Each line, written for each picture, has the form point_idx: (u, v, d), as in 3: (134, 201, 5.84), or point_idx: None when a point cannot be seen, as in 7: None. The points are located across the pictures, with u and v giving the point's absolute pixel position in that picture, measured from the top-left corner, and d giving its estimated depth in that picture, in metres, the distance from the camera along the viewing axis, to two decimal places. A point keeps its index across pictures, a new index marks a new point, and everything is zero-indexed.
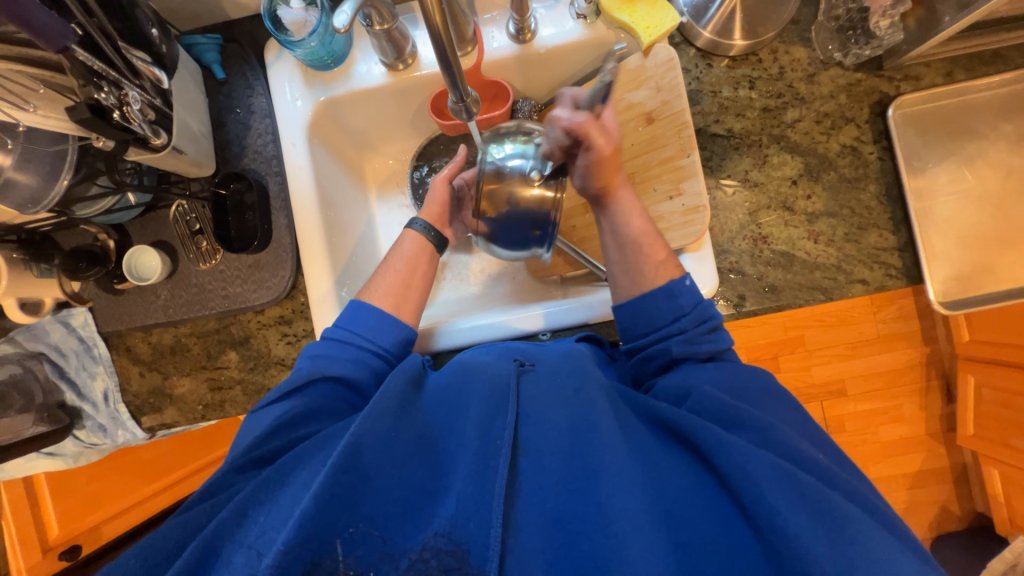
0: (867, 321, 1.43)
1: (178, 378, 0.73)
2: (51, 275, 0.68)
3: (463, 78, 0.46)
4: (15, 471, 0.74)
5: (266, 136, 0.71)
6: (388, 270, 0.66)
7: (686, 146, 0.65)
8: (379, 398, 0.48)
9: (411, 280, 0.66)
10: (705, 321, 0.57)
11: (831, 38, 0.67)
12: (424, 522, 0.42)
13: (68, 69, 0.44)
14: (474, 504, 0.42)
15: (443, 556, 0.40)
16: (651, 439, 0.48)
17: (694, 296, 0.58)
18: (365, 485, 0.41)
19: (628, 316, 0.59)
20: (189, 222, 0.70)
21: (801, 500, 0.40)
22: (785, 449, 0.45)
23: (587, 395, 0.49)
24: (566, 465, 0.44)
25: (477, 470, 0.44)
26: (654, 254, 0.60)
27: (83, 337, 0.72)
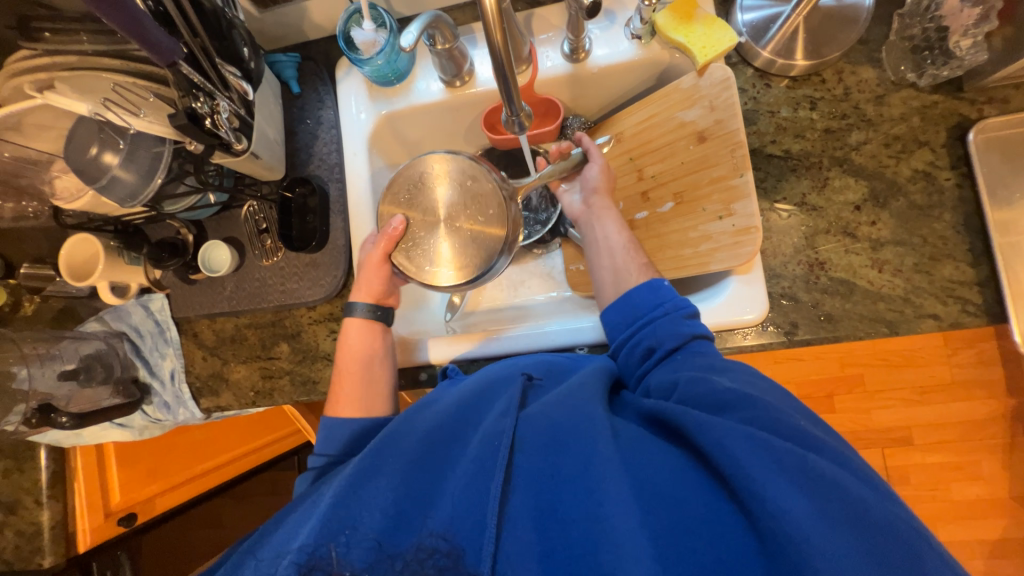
0: (940, 364, 1.32)
1: (235, 364, 0.78)
2: (138, 263, 0.76)
3: (519, 93, 0.48)
4: (90, 439, 0.82)
5: (330, 145, 0.77)
6: (343, 375, 0.65)
7: (739, 165, 0.63)
8: (393, 424, 0.54)
9: (365, 373, 0.65)
10: (683, 309, 0.59)
11: (904, 58, 0.64)
12: (423, 522, 0.46)
13: (173, 81, 0.51)
14: (469, 505, 0.46)
15: (438, 556, 0.44)
16: (642, 430, 0.50)
17: (672, 291, 0.61)
18: (375, 486, 0.48)
19: (617, 313, 0.61)
20: (257, 222, 0.76)
21: (783, 471, 0.40)
22: (775, 425, 0.44)
23: (580, 394, 0.52)
24: (550, 452, 0.47)
25: (478, 474, 0.47)
26: (635, 257, 0.65)
27: (159, 320, 0.79)
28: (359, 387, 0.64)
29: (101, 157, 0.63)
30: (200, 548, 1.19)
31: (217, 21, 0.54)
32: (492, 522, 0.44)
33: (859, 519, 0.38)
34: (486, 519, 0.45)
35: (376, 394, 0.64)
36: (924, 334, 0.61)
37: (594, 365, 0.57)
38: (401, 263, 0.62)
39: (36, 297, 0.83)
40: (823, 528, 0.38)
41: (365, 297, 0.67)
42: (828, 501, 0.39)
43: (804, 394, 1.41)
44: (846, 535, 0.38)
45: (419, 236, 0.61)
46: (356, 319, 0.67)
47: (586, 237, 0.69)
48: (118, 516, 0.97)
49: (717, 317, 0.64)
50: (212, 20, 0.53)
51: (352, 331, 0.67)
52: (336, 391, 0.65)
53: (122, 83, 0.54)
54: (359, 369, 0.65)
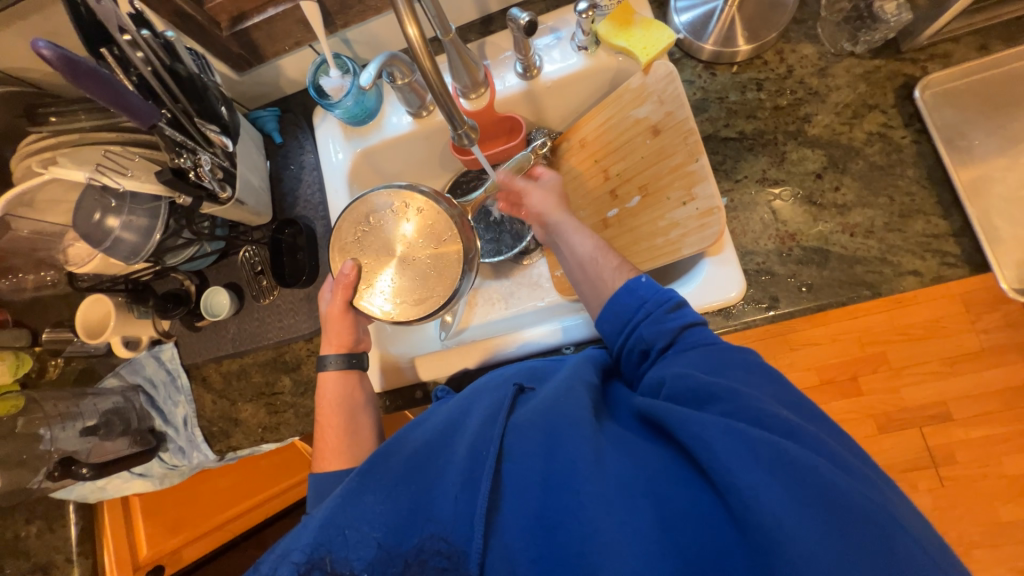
0: (967, 332, 1.27)
1: (242, 404, 0.81)
2: (147, 317, 0.82)
3: (457, 110, 0.55)
4: (114, 492, 0.86)
5: (314, 186, 0.82)
6: (322, 429, 0.66)
7: (694, 150, 0.65)
8: (390, 441, 0.55)
9: (342, 420, 0.65)
10: (666, 301, 0.57)
11: (839, 31, 0.66)
12: (421, 526, 0.48)
13: (160, 143, 0.57)
14: (461, 517, 0.47)
15: (439, 554, 0.47)
16: (630, 432, 0.50)
17: (653, 286, 0.59)
18: (367, 502, 0.50)
19: (606, 320, 0.61)
20: (253, 265, 0.81)
21: (761, 459, 0.40)
22: (759, 416, 0.44)
23: (571, 395, 0.52)
24: (535, 456, 0.47)
25: (466, 485, 0.48)
26: (609, 262, 0.65)
27: (170, 369, 0.84)
28: (339, 434, 0.64)
29: (105, 222, 0.69)
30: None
31: (194, 85, 0.60)
32: (480, 535, 0.45)
33: (841, 508, 0.38)
34: (474, 531, 0.46)
35: (356, 440, 0.65)
36: (908, 292, 0.61)
37: (582, 364, 0.58)
38: (367, 312, 0.66)
39: (60, 360, 0.88)
40: (800, 515, 0.37)
41: (335, 346, 0.69)
42: (813, 493, 0.38)
43: (826, 378, 1.37)
44: (830, 524, 0.37)
45: (377, 277, 0.66)
46: (327, 373, 0.68)
47: (561, 255, 0.71)
48: (145, 570, 1.00)
49: (697, 302, 0.65)
50: (190, 85, 0.59)
51: (323, 385, 0.68)
52: (318, 445, 0.65)
53: (114, 151, 0.60)
54: (338, 416, 0.65)
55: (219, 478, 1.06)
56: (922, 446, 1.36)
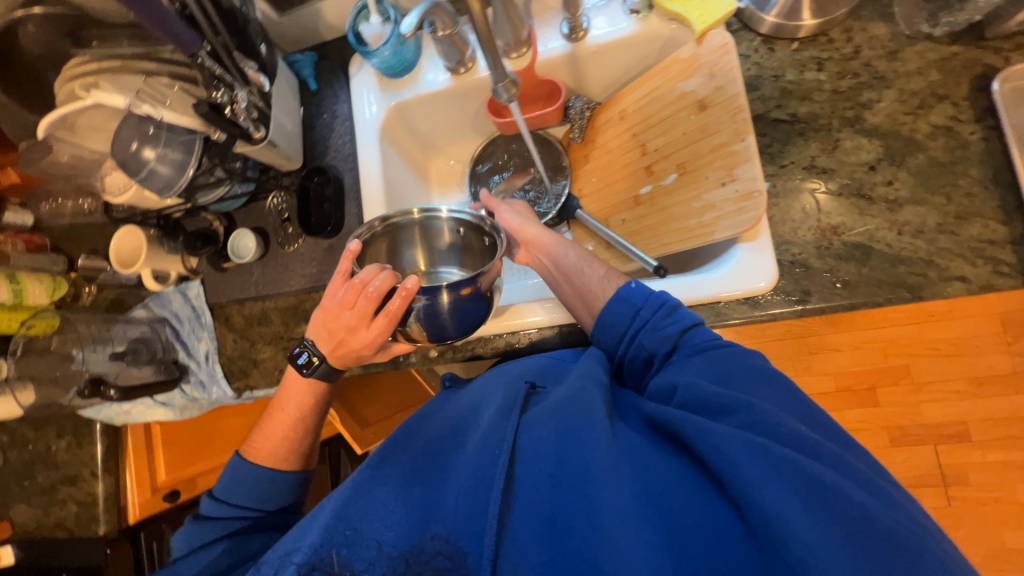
0: (999, 353, 1.28)
1: (261, 346, 0.84)
2: (176, 253, 0.83)
3: (500, 59, 0.54)
4: (138, 417, 0.90)
5: (345, 136, 0.81)
6: (271, 418, 0.66)
7: (741, 129, 0.62)
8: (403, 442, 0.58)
9: (292, 418, 0.65)
10: (662, 306, 0.58)
11: (918, 10, 0.61)
12: (424, 527, 0.49)
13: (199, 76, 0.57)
14: (470, 517, 0.48)
15: (442, 557, 0.47)
16: (640, 439, 0.50)
17: (645, 292, 0.60)
18: (376, 496, 0.52)
19: (602, 332, 0.62)
20: (280, 212, 0.81)
21: (779, 474, 0.39)
22: (776, 430, 0.43)
23: (581, 400, 0.52)
24: (546, 461, 0.48)
25: (477, 485, 0.49)
26: (595, 270, 0.67)
27: (195, 306, 0.86)
28: (281, 430, 0.65)
29: (141, 152, 0.69)
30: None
31: (235, 19, 0.59)
32: (489, 536, 0.45)
33: (860, 526, 0.37)
34: (483, 533, 0.46)
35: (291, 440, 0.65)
36: (952, 299, 0.57)
37: (589, 364, 0.59)
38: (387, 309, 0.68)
39: (93, 288, 0.92)
40: (820, 533, 0.36)
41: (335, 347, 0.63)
42: (832, 510, 0.37)
43: (842, 387, 1.34)
44: (851, 542, 0.36)
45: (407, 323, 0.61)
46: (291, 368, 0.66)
47: (545, 269, 0.73)
48: (163, 493, 1.04)
49: (724, 288, 0.63)
50: (231, 19, 0.59)
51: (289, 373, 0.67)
52: (263, 435, 0.65)
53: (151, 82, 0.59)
54: (297, 416, 0.65)
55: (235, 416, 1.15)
56: (934, 464, 1.32)
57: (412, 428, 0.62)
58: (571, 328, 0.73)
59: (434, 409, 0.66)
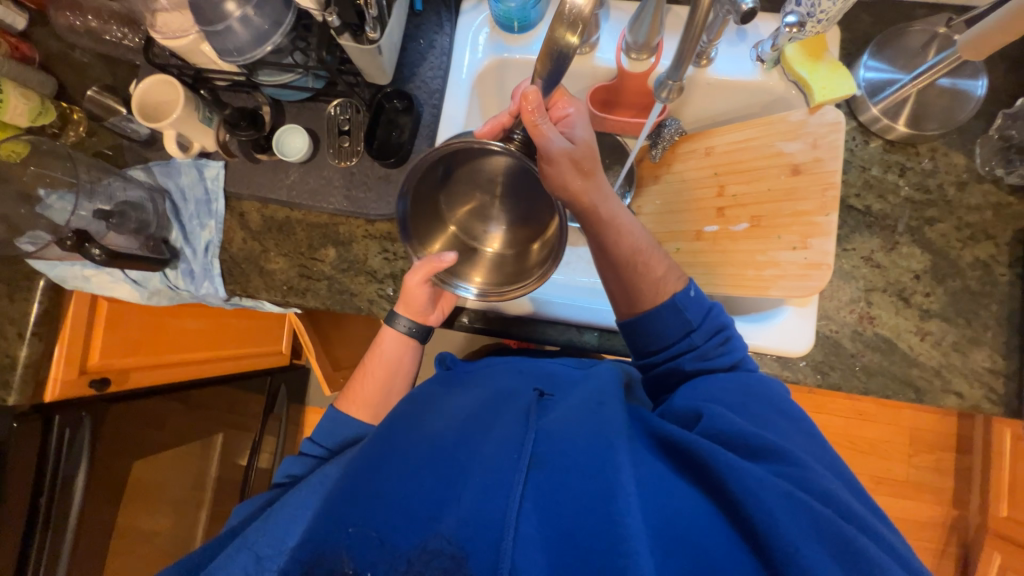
0: (901, 461, 1.54)
1: (274, 255, 0.76)
2: (208, 124, 0.73)
3: (684, 67, 0.61)
4: (97, 288, 0.79)
5: (436, 71, 0.77)
6: (364, 372, 0.73)
7: (827, 205, 0.66)
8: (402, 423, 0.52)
9: (394, 383, 0.73)
10: (717, 333, 0.59)
11: (995, 155, 0.68)
12: (424, 525, 0.42)
13: None
14: (478, 516, 0.41)
15: (443, 558, 0.40)
16: (661, 462, 0.48)
17: (702, 308, 0.60)
18: (373, 482, 0.46)
19: (641, 336, 0.61)
20: (340, 122, 0.76)
21: (815, 531, 0.40)
22: (807, 481, 0.45)
23: (603, 416, 0.51)
24: (570, 473, 0.45)
25: (492, 487, 0.43)
26: (654, 269, 0.61)
27: (208, 189, 0.77)
28: (382, 393, 0.72)
29: (224, 5, 0.61)
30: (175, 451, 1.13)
31: None
32: (508, 540, 0.40)
33: None
34: (496, 537, 0.40)
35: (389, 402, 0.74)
36: (945, 408, 0.65)
37: (605, 379, 0.59)
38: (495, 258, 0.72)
39: (87, 129, 0.79)
40: None
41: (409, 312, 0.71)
42: (854, 566, 0.39)
43: None
44: None
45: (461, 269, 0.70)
46: (396, 332, 0.73)
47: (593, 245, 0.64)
48: (91, 377, 0.91)
49: (765, 342, 0.67)
50: None
51: (389, 338, 0.73)
52: (354, 388, 0.73)
53: None
54: (384, 374, 0.73)
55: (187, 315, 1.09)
56: None
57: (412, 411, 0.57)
58: (612, 333, 0.74)
59: (435, 392, 0.62)
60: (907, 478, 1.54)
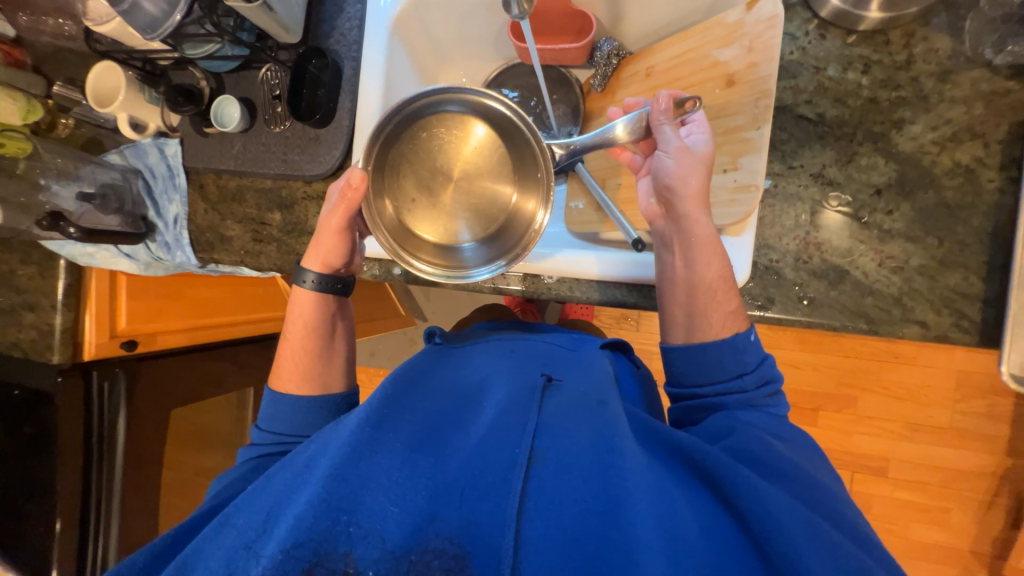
0: (943, 407, 1.39)
1: (230, 223, 0.83)
2: (156, 104, 0.79)
3: None
4: (101, 262, 0.91)
5: (353, 21, 0.75)
6: (287, 342, 0.74)
7: (760, 116, 0.58)
8: (408, 418, 0.57)
9: (313, 346, 0.74)
10: (766, 385, 0.58)
11: (988, 32, 0.56)
12: (427, 523, 0.48)
13: None
14: (483, 521, 0.48)
15: (444, 557, 0.45)
16: (665, 468, 0.52)
17: (758, 354, 0.58)
18: (381, 470, 0.50)
19: (685, 362, 0.59)
20: (271, 87, 0.77)
21: (828, 551, 0.43)
22: (811, 498, 0.48)
23: (608, 423, 0.56)
24: (574, 488, 0.50)
25: (496, 488, 0.50)
26: (725, 303, 0.59)
27: (170, 165, 0.84)
28: (307, 359, 0.73)
29: None
30: (211, 400, 1.32)
31: None
32: (510, 541, 0.46)
33: None
34: (502, 537, 0.46)
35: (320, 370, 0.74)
36: (904, 340, 0.58)
37: (591, 385, 0.64)
38: (519, 198, 0.71)
39: (71, 121, 0.89)
40: None
41: (318, 266, 0.73)
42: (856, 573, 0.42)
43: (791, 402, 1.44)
44: None
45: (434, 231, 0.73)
46: (304, 288, 0.74)
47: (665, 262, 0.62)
48: (121, 340, 1.05)
49: None
50: None
51: (302, 300, 0.75)
52: (282, 362, 0.74)
53: None
54: (306, 338, 0.74)
55: (204, 286, 1.23)
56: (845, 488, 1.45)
57: (407, 394, 0.61)
58: (537, 278, 0.76)
59: (427, 382, 0.67)
60: (951, 425, 1.39)
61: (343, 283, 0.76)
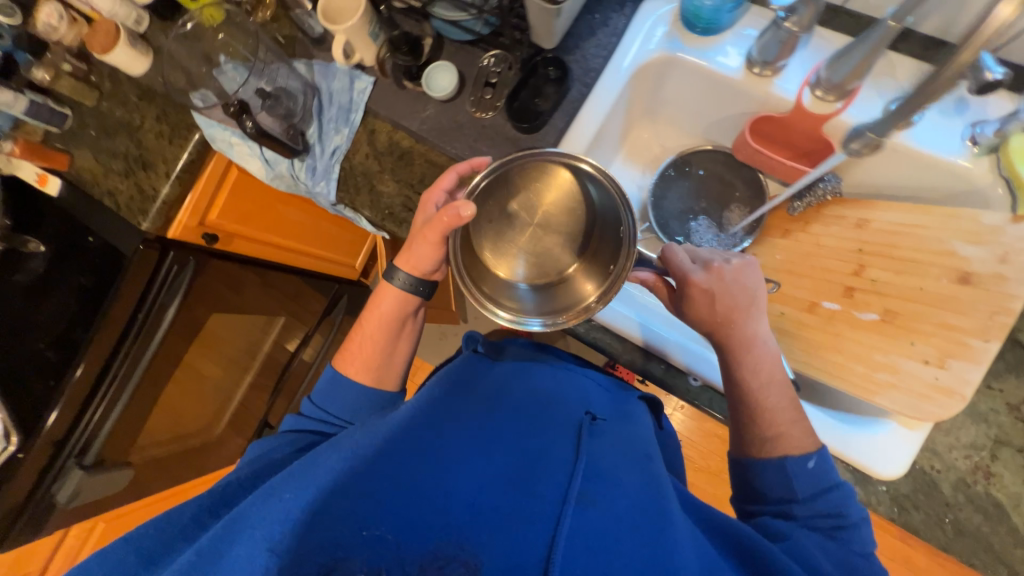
0: None
1: (388, 178, 0.80)
2: (372, 40, 0.76)
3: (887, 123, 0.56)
4: (235, 156, 0.88)
5: (600, 50, 0.73)
6: (359, 331, 0.77)
7: (989, 331, 0.57)
8: (446, 416, 0.56)
9: (382, 338, 0.76)
10: (832, 515, 0.54)
11: None
12: (445, 528, 0.43)
13: None
14: (506, 537, 0.43)
15: (457, 566, 0.41)
16: (704, 540, 0.50)
17: (816, 486, 0.55)
18: (412, 461, 0.48)
19: (764, 475, 0.58)
20: (489, 74, 0.75)
21: None
22: None
23: (644, 477, 0.54)
24: (608, 523, 0.46)
25: (526, 499, 0.46)
26: (774, 425, 0.60)
27: (352, 99, 0.81)
28: (374, 351, 0.76)
29: None
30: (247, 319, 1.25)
31: None
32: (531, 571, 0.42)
33: None
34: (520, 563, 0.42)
35: (382, 362, 0.76)
36: None
37: (631, 436, 0.63)
38: (582, 271, 0.68)
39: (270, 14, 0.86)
40: None
41: (409, 270, 0.74)
42: None
43: None
44: None
45: (494, 263, 0.71)
46: (393, 287, 0.76)
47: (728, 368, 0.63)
48: (205, 230, 1.03)
49: (852, 451, 0.61)
50: None
51: (384, 296, 0.77)
52: (350, 345, 0.77)
53: None
54: (376, 334, 0.76)
55: None
56: None
57: (449, 399, 0.60)
58: (678, 374, 0.79)
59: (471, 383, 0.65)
60: None
61: (426, 286, 0.77)
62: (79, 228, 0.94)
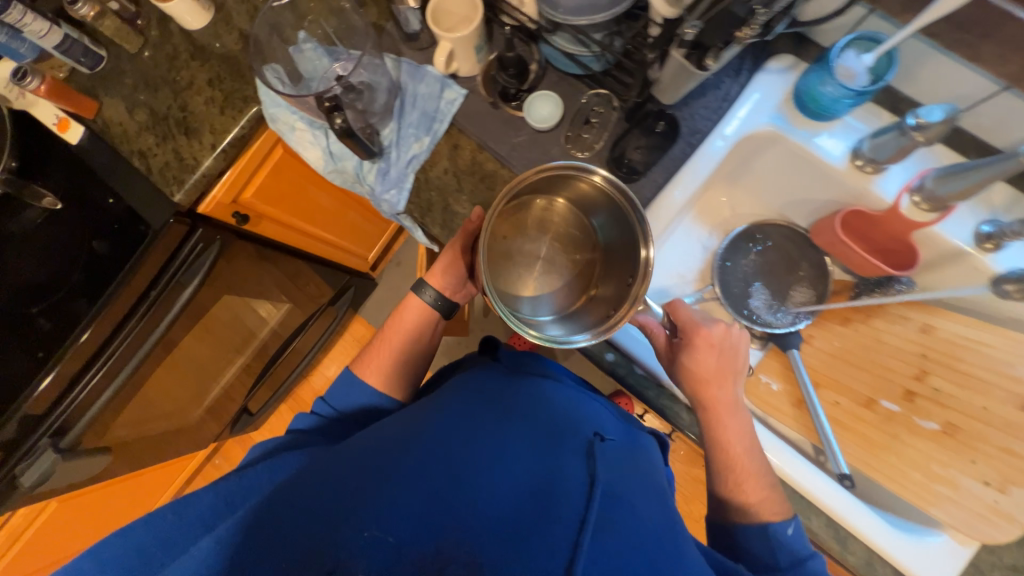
0: None
1: (463, 199, 0.75)
2: (476, 54, 0.72)
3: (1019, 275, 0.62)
4: (294, 141, 0.81)
5: (708, 111, 0.72)
6: (380, 342, 0.80)
7: None
8: (458, 422, 0.57)
9: (402, 348, 0.79)
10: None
11: None
12: (444, 532, 0.45)
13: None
14: (504, 550, 0.44)
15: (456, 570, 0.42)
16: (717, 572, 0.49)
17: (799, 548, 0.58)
18: (418, 466, 0.51)
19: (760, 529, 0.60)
20: (589, 113, 0.73)
21: None
22: None
23: (654, 502, 0.54)
24: (615, 546, 0.46)
25: (531, 515, 0.47)
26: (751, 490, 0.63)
27: (438, 108, 0.76)
28: (393, 359, 0.78)
29: None
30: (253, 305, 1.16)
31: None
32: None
33: None
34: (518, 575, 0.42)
35: (399, 370, 0.78)
36: None
37: (646, 461, 0.62)
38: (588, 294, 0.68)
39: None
40: None
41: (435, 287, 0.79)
42: None
43: None
44: None
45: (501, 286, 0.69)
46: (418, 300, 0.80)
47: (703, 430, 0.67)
48: (237, 209, 0.95)
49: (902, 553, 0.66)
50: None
51: (408, 309, 0.80)
52: (369, 354, 0.79)
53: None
54: (396, 343, 0.79)
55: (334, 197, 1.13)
56: None
57: (465, 404, 0.61)
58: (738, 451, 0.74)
59: (494, 391, 0.64)
60: None
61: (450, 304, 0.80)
62: (96, 185, 0.83)
